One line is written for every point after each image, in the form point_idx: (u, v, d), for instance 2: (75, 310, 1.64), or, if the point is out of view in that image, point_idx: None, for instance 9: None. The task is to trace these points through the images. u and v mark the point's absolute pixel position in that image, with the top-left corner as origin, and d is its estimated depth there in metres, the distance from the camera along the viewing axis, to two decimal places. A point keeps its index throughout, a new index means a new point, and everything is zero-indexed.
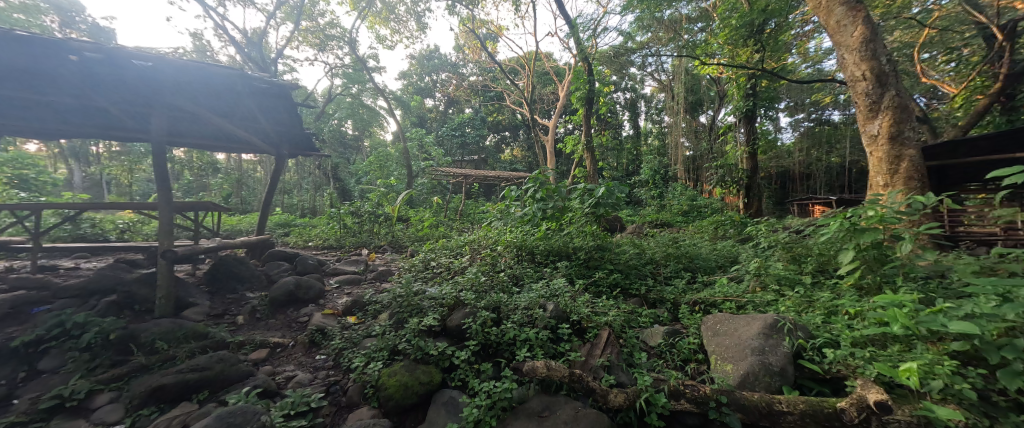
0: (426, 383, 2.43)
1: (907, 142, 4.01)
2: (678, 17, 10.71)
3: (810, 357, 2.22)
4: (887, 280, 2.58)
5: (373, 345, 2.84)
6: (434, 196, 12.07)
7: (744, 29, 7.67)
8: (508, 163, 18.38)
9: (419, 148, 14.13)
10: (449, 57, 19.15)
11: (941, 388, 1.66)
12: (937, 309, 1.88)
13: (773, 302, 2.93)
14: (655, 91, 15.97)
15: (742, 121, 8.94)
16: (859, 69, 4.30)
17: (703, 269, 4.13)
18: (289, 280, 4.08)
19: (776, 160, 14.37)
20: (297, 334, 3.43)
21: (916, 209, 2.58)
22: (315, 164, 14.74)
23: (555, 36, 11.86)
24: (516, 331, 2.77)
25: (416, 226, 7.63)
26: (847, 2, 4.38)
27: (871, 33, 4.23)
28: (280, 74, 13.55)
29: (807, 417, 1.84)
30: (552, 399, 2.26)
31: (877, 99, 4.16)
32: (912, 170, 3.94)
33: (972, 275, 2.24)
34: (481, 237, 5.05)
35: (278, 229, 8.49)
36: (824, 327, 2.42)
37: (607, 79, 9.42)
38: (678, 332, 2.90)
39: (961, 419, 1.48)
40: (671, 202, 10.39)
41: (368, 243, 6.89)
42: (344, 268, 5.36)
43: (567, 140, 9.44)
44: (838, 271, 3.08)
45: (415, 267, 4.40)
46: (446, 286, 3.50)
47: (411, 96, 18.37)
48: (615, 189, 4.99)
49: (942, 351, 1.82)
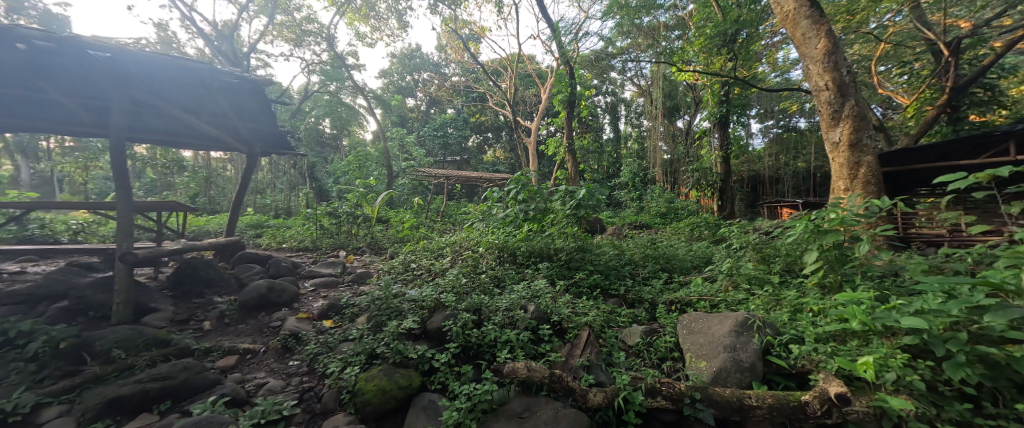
0: (404, 387, 2.39)
1: (865, 149, 4.27)
2: (656, 24, 10.99)
3: (777, 353, 2.33)
4: (847, 279, 2.74)
5: (350, 349, 2.77)
6: (415, 197, 11.90)
7: (718, 38, 7.93)
8: (491, 165, 18.35)
9: (400, 148, 13.87)
10: (431, 56, 18.94)
11: (894, 380, 1.78)
12: (891, 306, 2.01)
13: (744, 301, 3.05)
14: (635, 96, 16.33)
15: (717, 126, 9.27)
16: (822, 80, 4.54)
17: (679, 270, 4.26)
18: (261, 284, 3.93)
19: (748, 165, 14.99)
20: (269, 339, 3.30)
21: (873, 212, 2.75)
22: (291, 163, 14.25)
23: (538, 38, 11.96)
24: (497, 332, 2.77)
25: (396, 227, 7.49)
26: (812, 16, 4.63)
27: (833, 46, 4.49)
28: (253, 68, 13.00)
29: (775, 411, 1.92)
30: (532, 400, 2.27)
31: (839, 108, 4.42)
32: (870, 175, 4.18)
33: (922, 273, 2.42)
34: (463, 238, 5.01)
35: (249, 230, 8.14)
36: (790, 324, 2.54)
37: (588, 83, 9.55)
38: (655, 331, 2.98)
39: (911, 408, 1.60)
40: (650, 204, 10.64)
41: (346, 245, 6.72)
42: (321, 270, 5.20)
43: (549, 142, 9.51)
44: (802, 271, 3.24)
45: (395, 269, 4.32)
46: (426, 288, 3.46)
47: (392, 94, 18.04)
48: (596, 191, 5.06)
49: (894, 345, 1.95)
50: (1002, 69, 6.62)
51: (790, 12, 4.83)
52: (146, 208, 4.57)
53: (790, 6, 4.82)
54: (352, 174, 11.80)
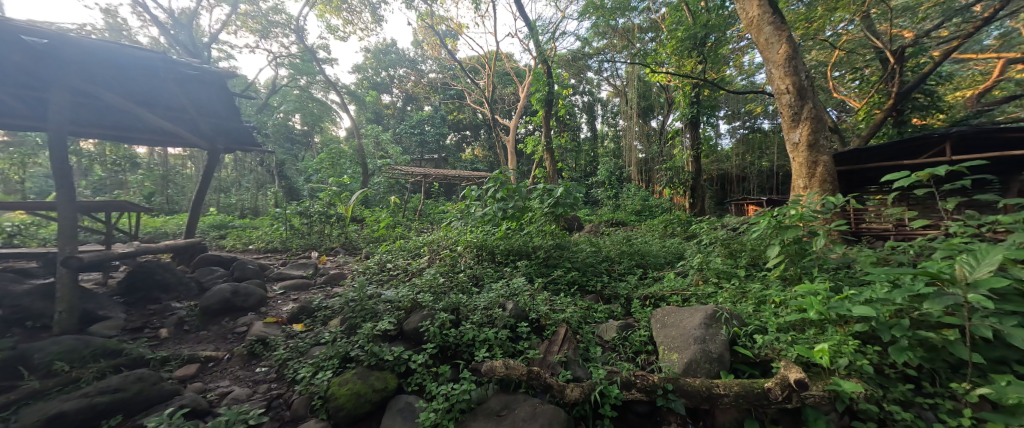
0: (380, 390, 2.34)
1: (821, 149, 4.54)
2: (631, 26, 11.21)
3: (743, 343, 2.44)
4: (805, 271, 2.92)
5: (322, 353, 2.67)
6: (391, 196, 11.66)
7: (689, 41, 8.22)
8: (469, 163, 18.18)
9: (374, 146, 13.48)
10: (407, 52, 18.48)
11: (846, 364, 1.91)
12: (843, 296, 2.16)
13: (713, 294, 3.19)
14: (611, 96, 16.64)
15: (688, 126, 9.60)
16: (784, 83, 4.79)
17: (653, 265, 4.40)
18: (225, 286, 3.76)
19: (717, 164, 15.64)
20: (233, 346, 3.14)
21: (829, 209, 2.93)
22: (257, 160, 13.52)
23: (515, 37, 12.00)
24: (475, 331, 2.75)
25: (371, 227, 7.31)
26: (774, 23, 4.87)
27: (793, 51, 4.74)
28: (214, 60, 12.28)
29: (740, 398, 2.02)
30: (511, 397, 2.28)
31: (799, 111, 4.68)
32: (826, 174, 4.45)
33: (870, 264, 2.61)
34: (441, 237, 4.95)
35: (212, 231, 7.68)
36: (755, 315, 2.68)
37: (565, 82, 9.66)
38: (630, 325, 3.05)
39: (860, 390, 1.73)
40: (625, 202, 10.88)
41: (319, 245, 6.49)
42: (292, 272, 5.01)
43: (527, 140, 9.53)
44: (766, 265, 3.41)
45: (370, 269, 4.21)
46: (403, 288, 3.40)
47: (366, 90, 17.51)
48: (573, 189, 5.12)
49: (847, 333, 2.10)
50: (939, 77, 7.23)
51: (754, 18, 5.06)
52: (93, 208, 4.23)
53: (754, 12, 5.05)
54: (325, 172, 11.35)
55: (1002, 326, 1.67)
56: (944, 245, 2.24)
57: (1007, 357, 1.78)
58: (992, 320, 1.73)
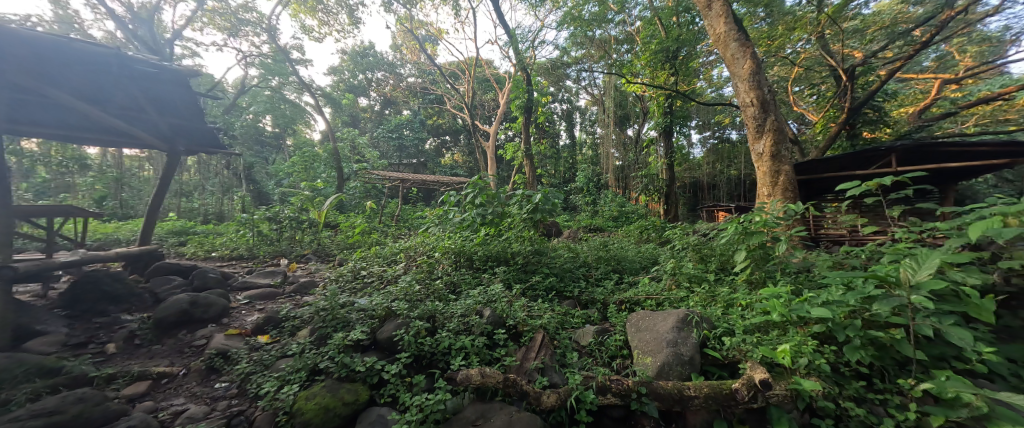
0: (351, 403, 2.26)
1: (783, 159, 4.80)
2: (608, 37, 11.50)
3: (712, 345, 2.53)
4: (769, 275, 3.06)
5: (289, 366, 2.55)
6: (368, 201, 11.41)
7: (662, 54, 8.57)
8: (449, 168, 17.99)
9: (351, 150, 13.11)
10: (385, 55, 18.02)
11: (806, 364, 2.01)
12: (803, 299, 2.27)
13: (684, 298, 3.28)
14: (589, 104, 16.99)
15: (662, 135, 9.93)
16: (748, 96, 5.06)
17: (629, 270, 4.49)
18: (183, 297, 3.54)
19: (689, 172, 16.25)
20: (190, 360, 2.94)
21: (791, 216, 3.10)
22: (223, 163, 12.84)
23: (495, 44, 12.10)
24: (452, 339, 2.72)
25: (346, 233, 7.10)
26: (739, 39, 5.15)
27: (756, 67, 5.02)
28: (178, 57, 11.66)
29: (709, 400, 2.08)
30: (487, 406, 2.25)
31: (762, 123, 4.95)
32: (788, 182, 4.70)
33: (828, 268, 2.77)
34: (418, 243, 4.85)
35: (170, 237, 7.21)
36: (724, 317, 2.77)
37: (545, 90, 9.80)
38: (606, 330, 3.09)
39: (818, 388, 1.83)
40: (603, 208, 11.06)
41: (289, 252, 6.24)
42: (258, 281, 4.77)
43: (507, 147, 9.56)
44: (734, 269, 3.55)
45: (343, 277, 4.07)
46: (378, 296, 3.30)
47: (342, 93, 17.06)
48: (551, 196, 5.17)
49: (806, 333, 2.21)
50: (886, 94, 7.83)
51: (721, 34, 5.32)
52: (31, 212, 3.88)
53: (721, 29, 5.31)
54: (298, 176, 10.89)
55: (941, 325, 1.81)
56: (891, 250, 2.42)
57: (946, 353, 1.94)
58: (933, 319, 1.87)
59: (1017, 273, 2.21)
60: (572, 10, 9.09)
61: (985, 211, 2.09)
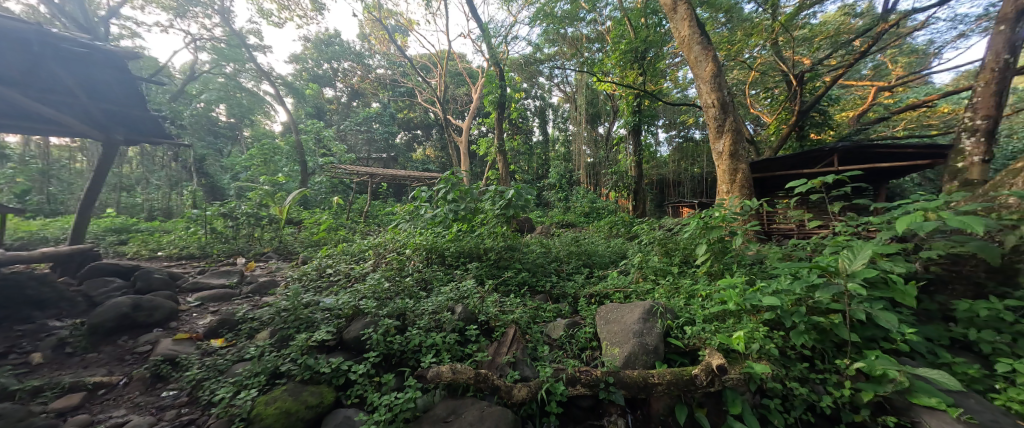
0: (314, 406, 2.17)
1: (740, 158, 5.08)
2: (580, 35, 11.63)
3: (675, 335, 2.65)
4: (727, 267, 3.24)
5: (247, 370, 2.41)
6: (334, 197, 10.99)
7: (631, 54, 8.84)
8: (421, 163, 17.67)
9: (316, 142, 12.50)
10: (353, 45, 17.30)
11: (758, 349, 2.16)
12: (756, 288, 2.44)
13: (650, 291, 3.42)
14: (561, 101, 17.16)
15: (631, 134, 10.23)
16: (710, 98, 5.32)
17: (598, 264, 4.62)
18: (123, 300, 3.25)
19: (656, 169, 16.87)
20: (132, 369, 2.70)
21: (746, 212, 3.30)
22: (170, 154, 11.79)
23: (468, 37, 11.91)
24: (422, 337, 2.68)
25: (311, 231, 6.79)
26: (702, 43, 5.39)
27: (717, 70, 5.27)
28: (115, 37, 10.58)
29: (672, 386, 2.18)
30: (458, 402, 2.24)
31: (722, 123, 5.22)
32: (744, 180, 4.99)
33: (777, 259, 2.98)
34: (388, 239, 4.72)
35: (107, 235, 6.56)
36: (685, 308, 2.92)
37: (517, 86, 9.82)
38: (576, 323, 3.17)
39: (767, 371, 1.97)
40: (575, 204, 11.24)
41: (246, 251, 5.88)
42: (211, 281, 4.46)
43: (480, 142, 9.52)
44: (696, 262, 3.73)
45: (307, 276, 3.88)
46: (344, 295, 3.19)
47: (305, 83, 16.22)
48: (524, 192, 5.19)
49: (758, 320, 2.37)
50: (830, 99, 8.49)
51: (685, 38, 5.53)
52: None
53: (685, 32, 5.52)
54: (256, 169, 10.19)
55: (872, 310, 2.00)
56: (832, 242, 2.63)
57: (875, 335, 2.15)
58: (866, 305, 2.06)
59: (935, 262, 2.55)
60: (545, 7, 9.14)
61: (910, 207, 2.32)
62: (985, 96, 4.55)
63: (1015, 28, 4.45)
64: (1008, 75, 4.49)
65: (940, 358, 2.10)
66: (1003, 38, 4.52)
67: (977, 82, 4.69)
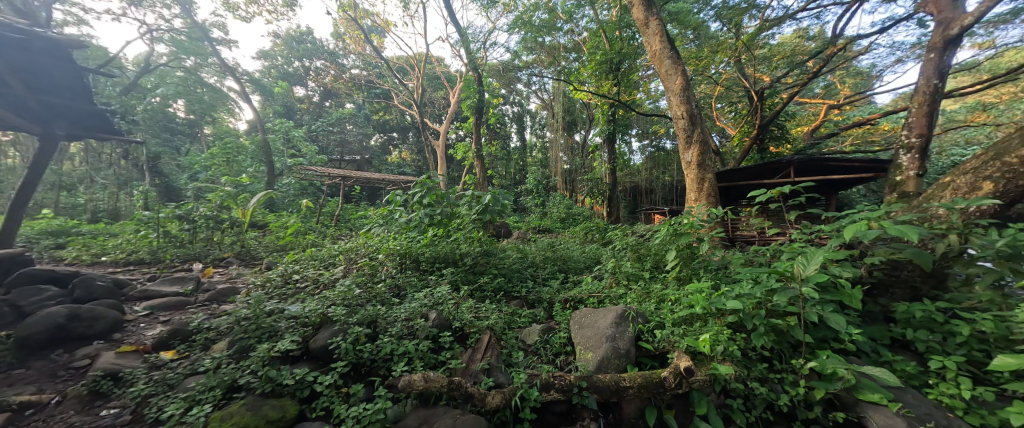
0: (276, 420, 2.05)
1: (707, 167, 5.33)
2: (557, 45, 11.86)
3: (646, 338, 2.72)
4: (695, 272, 3.37)
5: (200, 384, 2.24)
6: (303, 200, 10.55)
7: (607, 65, 9.11)
8: (396, 166, 17.32)
9: (285, 142, 11.99)
10: (326, 43, 16.81)
11: (723, 351, 2.25)
12: (721, 292, 2.55)
13: (623, 295, 3.51)
14: (539, 108, 17.37)
15: (606, 142, 10.52)
16: (679, 110, 5.56)
17: (573, 270, 4.69)
18: (58, 310, 2.93)
19: (630, 177, 17.36)
20: (67, 386, 2.46)
21: (712, 219, 3.45)
22: (119, 151, 10.91)
23: (446, 41, 11.90)
24: (394, 345, 2.61)
25: (277, 235, 6.47)
26: (672, 57, 5.64)
27: (686, 84, 5.53)
28: (59, 24, 9.74)
29: (642, 389, 2.24)
30: (430, 411, 2.20)
31: (690, 134, 5.47)
32: (710, 189, 5.24)
33: (740, 265, 3.14)
34: (360, 244, 4.57)
35: (42, 238, 5.97)
36: (656, 311, 3.01)
37: (496, 92, 9.87)
38: (551, 328, 3.18)
39: (730, 372, 2.06)
40: (551, 210, 11.35)
41: (204, 256, 5.52)
42: (163, 289, 4.14)
43: (458, 147, 9.48)
44: (666, 267, 3.85)
45: (271, 282, 3.68)
46: (311, 302, 3.06)
47: (275, 81, 15.60)
48: (501, 197, 5.19)
49: (723, 323, 2.47)
50: (787, 115, 9.11)
51: (656, 52, 5.75)
52: None
53: (657, 46, 5.75)
54: (217, 169, 9.59)
55: (823, 312, 2.15)
56: (789, 248, 2.80)
57: (827, 336, 2.31)
58: (818, 307, 2.21)
59: (878, 268, 2.76)
60: (523, 15, 9.33)
61: (857, 216, 2.52)
62: (919, 116, 5.03)
63: (943, 56, 4.96)
64: (937, 98, 5.00)
65: (883, 356, 2.28)
66: (933, 65, 5.01)
67: (912, 104, 5.17)
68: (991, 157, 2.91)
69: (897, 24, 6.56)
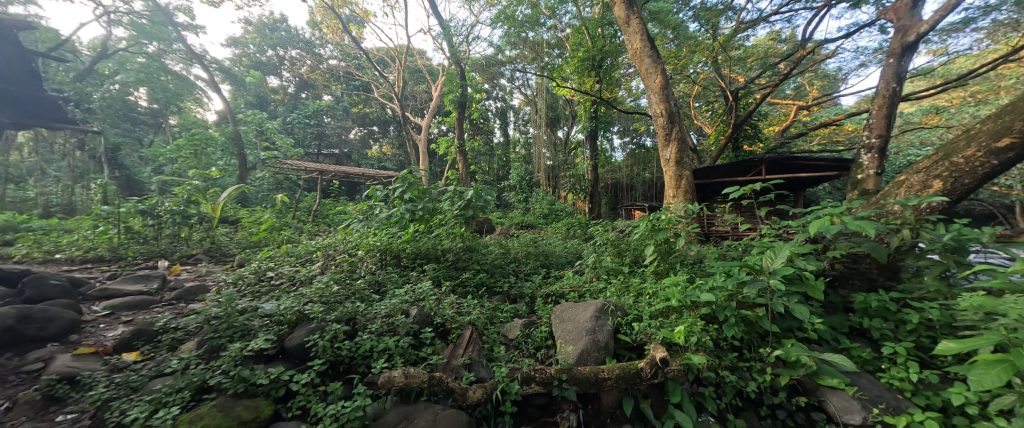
0: (249, 421, 1.99)
1: (685, 165, 5.48)
2: (541, 40, 11.84)
3: (624, 331, 2.79)
4: (671, 267, 3.48)
5: (167, 386, 2.14)
6: (278, 194, 10.18)
7: (589, 62, 9.18)
8: (377, 161, 16.97)
9: (258, 134, 11.51)
10: (302, 32, 16.20)
11: (697, 341, 2.33)
12: (696, 285, 2.63)
13: (603, 289, 3.58)
14: (522, 104, 17.34)
15: (588, 138, 10.65)
16: (658, 108, 5.69)
17: (556, 265, 4.75)
18: (7, 311, 2.72)
19: (611, 173, 17.63)
20: (17, 391, 2.30)
21: (689, 215, 3.56)
22: (73, 141, 10.16)
23: (428, 34, 11.71)
24: (374, 341, 2.57)
25: (250, 231, 6.23)
26: (652, 56, 5.74)
27: (665, 82, 5.65)
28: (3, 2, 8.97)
29: (620, 379, 2.30)
30: (410, 407, 2.18)
31: (669, 132, 5.60)
32: (687, 186, 5.40)
33: (714, 258, 3.26)
34: (338, 240, 4.47)
35: None
36: (634, 304, 3.09)
37: (478, 86, 9.79)
38: (533, 323, 3.21)
39: (703, 362, 2.15)
40: (534, 206, 11.39)
41: (170, 253, 5.25)
42: (125, 287, 3.92)
43: (440, 142, 9.36)
44: (644, 262, 3.95)
45: (244, 280, 3.54)
46: (287, 299, 2.97)
47: (246, 70, 14.91)
48: (484, 192, 5.19)
49: (697, 315, 2.56)
50: (760, 115, 9.46)
51: (637, 50, 5.83)
52: None
53: (637, 45, 5.84)
54: (184, 162, 9.09)
55: (789, 303, 2.26)
56: (759, 243, 2.93)
57: (792, 326, 2.43)
58: (785, 299, 2.32)
59: (840, 261, 2.92)
60: (506, 10, 9.30)
61: (822, 213, 2.65)
62: (879, 118, 5.33)
63: (901, 61, 5.25)
64: (895, 101, 5.30)
65: (841, 344, 2.42)
66: (892, 70, 5.31)
67: (873, 106, 5.47)
68: (941, 157, 3.12)
69: (861, 29, 6.90)
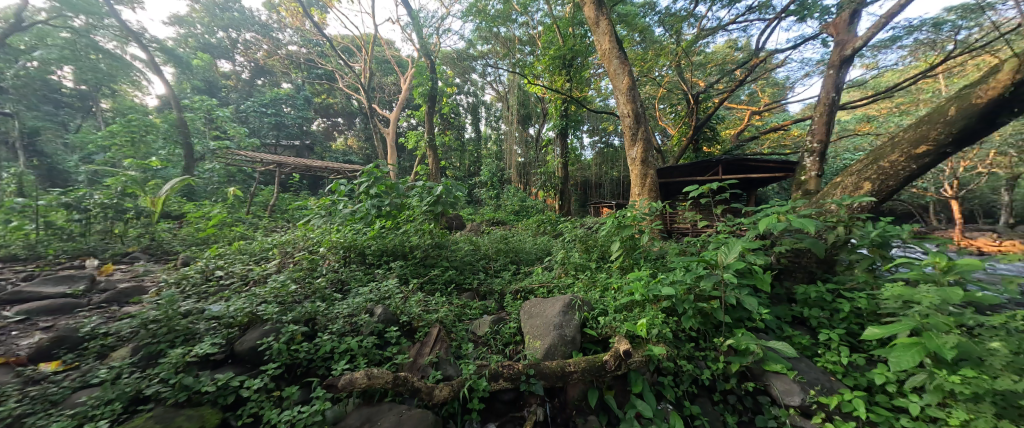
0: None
1: (649, 164, 5.69)
2: (513, 36, 11.81)
3: (590, 325, 2.86)
4: (636, 262, 3.60)
5: (93, 398, 1.92)
6: (231, 187, 9.48)
7: (559, 60, 9.34)
8: (342, 154, 16.26)
9: (207, 122, 10.62)
10: (258, 14, 15.19)
11: (658, 333, 2.43)
12: (657, 280, 2.74)
13: (571, 284, 3.66)
14: (494, 100, 17.24)
15: (559, 136, 10.81)
16: (625, 108, 5.86)
17: (525, 261, 4.79)
18: None
19: (581, 171, 17.99)
20: None
21: (652, 213, 3.70)
22: None
23: (396, 24, 11.37)
24: (335, 342, 2.46)
25: (197, 227, 5.75)
26: (620, 57, 5.90)
27: (632, 84, 5.82)
28: None
29: (586, 372, 2.35)
30: (374, 409, 2.13)
31: (636, 132, 5.79)
32: (651, 184, 5.61)
33: (675, 254, 3.41)
34: (298, 236, 4.24)
35: None
36: (600, 299, 3.18)
37: (449, 80, 9.60)
38: (501, 319, 3.22)
39: (663, 353, 2.24)
40: (505, 203, 11.37)
41: (100, 251, 4.73)
42: (43, 290, 3.49)
43: (409, 135, 9.09)
44: (611, 258, 4.07)
45: (188, 279, 3.26)
46: (238, 300, 2.77)
47: (191, 51, 13.73)
48: (453, 188, 5.13)
49: (658, 308, 2.67)
50: (717, 119, 10.04)
51: (606, 51, 5.96)
52: None
53: (606, 46, 5.96)
54: (119, 150, 8.21)
55: (740, 295, 2.42)
56: (715, 239, 3.10)
57: (743, 316, 2.60)
58: (736, 291, 2.48)
59: (785, 255, 3.16)
60: (477, 4, 9.28)
61: (770, 211, 2.85)
62: (820, 124, 5.82)
63: (839, 73, 5.74)
64: (833, 109, 5.80)
65: (785, 331, 2.62)
66: (832, 80, 5.80)
67: (815, 113, 5.95)
68: (870, 161, 3.44)
69: (806, 42, 7.47)
